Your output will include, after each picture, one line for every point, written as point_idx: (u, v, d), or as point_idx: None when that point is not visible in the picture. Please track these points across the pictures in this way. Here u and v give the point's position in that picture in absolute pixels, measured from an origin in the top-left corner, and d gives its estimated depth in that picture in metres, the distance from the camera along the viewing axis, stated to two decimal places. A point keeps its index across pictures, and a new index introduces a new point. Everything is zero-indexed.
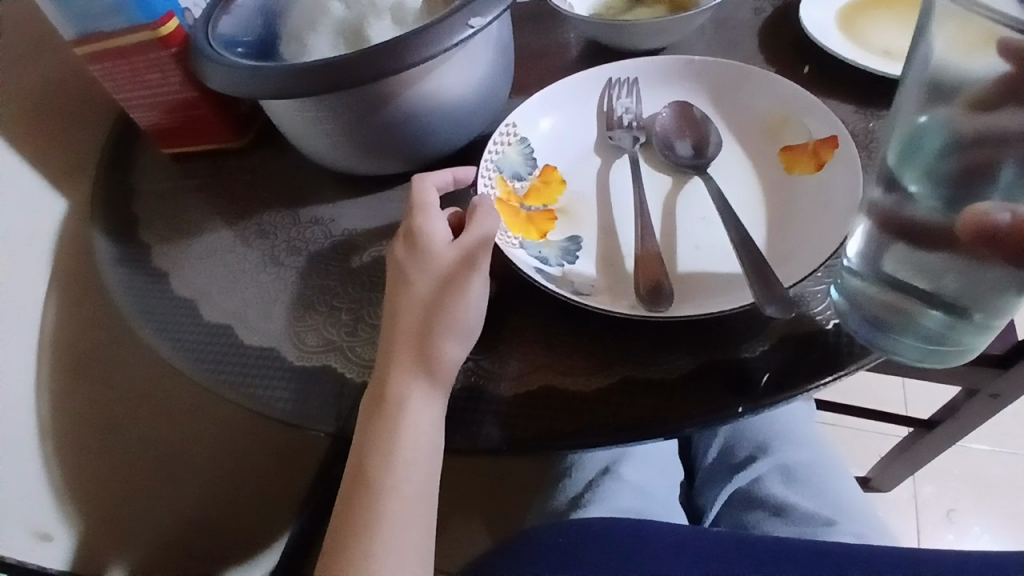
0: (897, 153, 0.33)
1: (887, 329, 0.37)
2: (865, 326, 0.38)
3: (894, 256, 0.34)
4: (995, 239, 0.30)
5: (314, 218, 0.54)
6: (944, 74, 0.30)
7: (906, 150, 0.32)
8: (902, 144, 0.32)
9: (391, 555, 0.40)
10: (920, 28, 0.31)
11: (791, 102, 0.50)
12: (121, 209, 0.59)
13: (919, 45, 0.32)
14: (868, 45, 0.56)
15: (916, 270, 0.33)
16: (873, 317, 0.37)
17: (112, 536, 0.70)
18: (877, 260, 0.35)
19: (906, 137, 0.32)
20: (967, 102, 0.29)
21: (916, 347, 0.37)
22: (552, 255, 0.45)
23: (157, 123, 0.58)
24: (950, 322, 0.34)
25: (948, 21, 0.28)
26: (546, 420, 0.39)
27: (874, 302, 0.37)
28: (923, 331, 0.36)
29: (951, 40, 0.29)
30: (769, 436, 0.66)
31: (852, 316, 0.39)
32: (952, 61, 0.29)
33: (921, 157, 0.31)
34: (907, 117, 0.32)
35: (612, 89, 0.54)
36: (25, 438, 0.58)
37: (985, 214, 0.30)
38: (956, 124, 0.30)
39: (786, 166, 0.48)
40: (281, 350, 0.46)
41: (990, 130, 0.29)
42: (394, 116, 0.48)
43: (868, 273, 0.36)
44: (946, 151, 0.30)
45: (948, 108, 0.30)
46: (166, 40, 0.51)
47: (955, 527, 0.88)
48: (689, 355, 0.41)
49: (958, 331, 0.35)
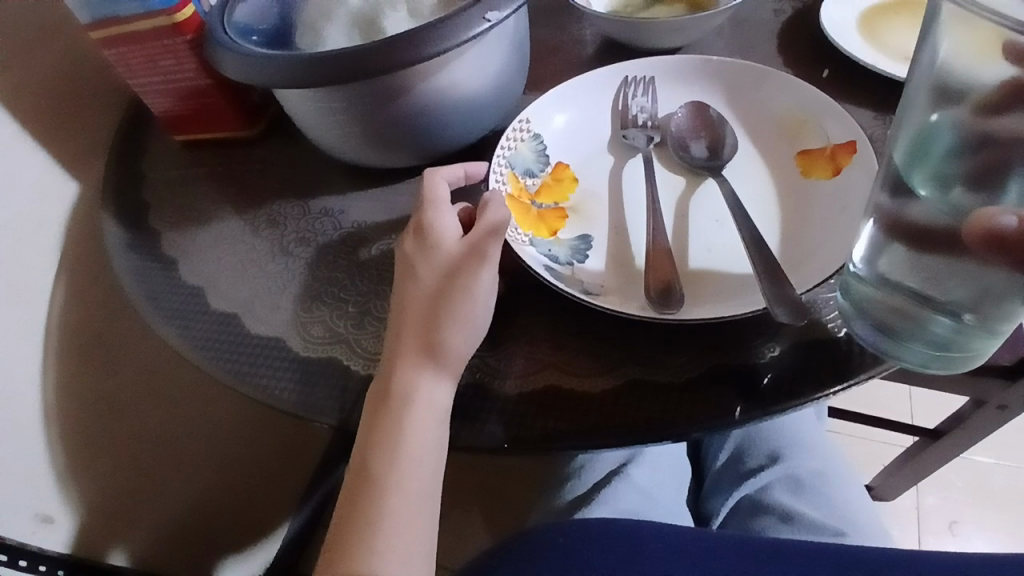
0: (905, 153, 0.32)
1: (893, 333, 0.36)
2: (871, 331, 0.38)
3: (900, 260, 0.33)
4: (1004, 243, 0.29)
5: (325, 209, 0.54)
6: (952, 75, 0.29)
7: (915, 152, 0.31)
8: (911, 144, 0.32)
9: (392, 550, 0.40)
10: (927, 24, 0.30)
11: (809, 105, 0.49)
12: (132, 195, 0.59)
13: (925, 42, 0.31)
14: (888, 49, 0.55)
15: (923, 274, 0.33)
16: (880, 321, 0.37)
17: (113, 520, 0.70)
18: (883, 265, 0.35)
19: (915, 138, 0.31)
20: (978, 103, 0.28)
21: (922, 352, 0.36)
22: (562, 253, 0.45)
23: (169, 110, 0.58)
24: (957, 328, 0.34)
25: (957, 21, 0.27)
26: (551, 419, 0.39)
27: (880, 307, 0.36)
28: (930, 337, 0.35)
29: (961, 40, 0.28)
30: (780, 444, 0.65)
31: (858, 321, 0.38)
32: (962, 61, 0.28)
33: (930, 159, 0.31)
34: (918, 116, 0.31)
35: (628, 87, 0.53)
36: (30, 419, 0.58)
37: (993, 219, 0.29)
38: (966, 125, 0.29)
39: (802, 170, 0.48)
40: (288, 340, 0.46)
41: (1001, 132, 0.28)
42: (407, 108, 0.48)
43: (874, 277, 0.36)
44: (955, 152, 0.30)
45: (958, 109, 0.29)
46: (181, 26, 0.50)
47: (957, 539, 0.87)
48: (698, 359, 0.40)
49: (966, 337, 0.34)
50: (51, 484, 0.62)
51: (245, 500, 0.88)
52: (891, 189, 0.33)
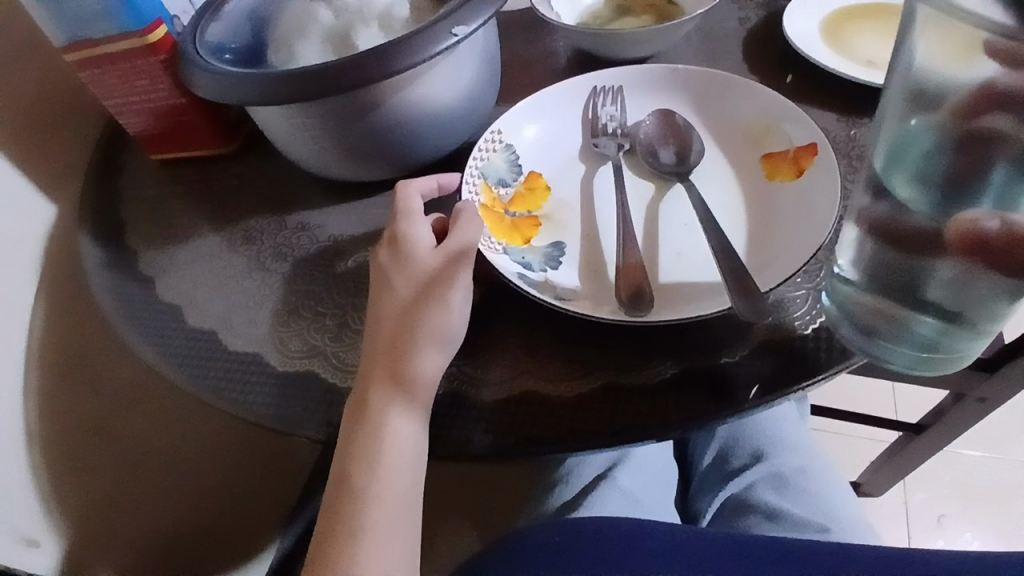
0: (885, 156, 0.33)
1: (880, 336, 0.37)
2: (857, 333, 0.38)
3: (885, 264, 0.34)
4: (985, 246, 0.30)
5: (301, 224, 0.55)
6: (927, 78, 0.30)
7: (894, 154, 0.33)
8: (891, 148, 0.33)
9: (374, 561, 0.40)
10: (900, 32, 0.32)
11: (772, 109, 0.51)
12: (110, 214, 0.59)
13: (899, 49, 0.32)
14: (851, 55, 0.57)
15: (909, 277, 0.33)
16: (866, 325, 0.38)
17: (98, 543, 0.69)
18: (869, 268, 0.36)
19: (895, 141, 0.33)
20: (954, 108, 0.30)
21: (910, 354, 0.37)
22: (535, 260, 0.46)
23: (145, 129, 0.58)
24: (944, 329, 0.34)
25: (930, 27, 0.28)
26: (530, 425, 0.40)
27: (866, 310, 0.37)
28: (916, 339, 0.36)
29: (933, 45, 0.29)
30: (762, 443, 0.66)
31: (844, 324, 0.39)
32: (937, 64, 0.29)
33: (908, 160, 0.32)
34: (895, 122, 0.33)
35: (597, 97, 0.54)
36: (11, 443, 0.58)
37: (974, 222, 0.30)
38: (943, 127, 0.30)
39: (767, 173, 0.49)
40: (266, 355, 0.46)
41: (978, 131, 0.29)
42: (380, 122, 0.48)
43: (861, 281, 0.36)
44: (934, 153, 0.31)
45: (934, 112, 0.31)
46: (155, 46, 0.51)
47: (944, 533, 0.88)
48: (672, 360, 0.41)
49: (953, 337, 0.35)
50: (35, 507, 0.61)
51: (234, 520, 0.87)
52: (875, 192, 0.34)
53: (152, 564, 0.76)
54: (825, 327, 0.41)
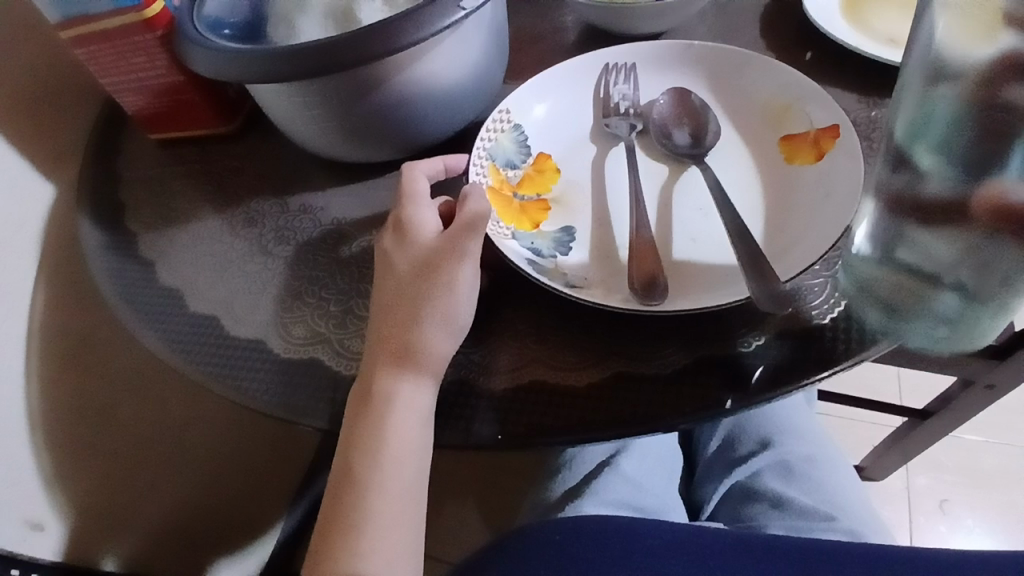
0: (906, 129, 0.33)
1: (900, 308, 0.38)
2: (875, 307, 0.39)
3: (908, 239, 0.35)
4: (1013, 214, 0.31)
5: (303, 206, 0.53)
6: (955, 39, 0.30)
7: (916, 125, 0.32)
8: (912, 119, 0.32)
9: (378, 552, 0.40)
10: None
11: (793, 90, 0.49)
12: (109, 195, 0.58)
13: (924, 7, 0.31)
14: (871, 32, 0.54)
15: (935, 252, 0.34)
16: (887, 299, 0.38)
17: (107, 524, 0.70)
18: (891, 245, 0.36)
19: (915, 113, 0.32)
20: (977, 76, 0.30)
21: (926, 326, 0.38)
22: (544, 246, 0.44)
23: (144, 108, 0.57)
24: (963, 299, 0.36)
25: None
26: (538, 415, 0.39)
27: (886, 286, 0.38)
28: (936, 309, 0.37)
29: None
30: (770, 430, 0.65)
31: (861, 300, 0.40)
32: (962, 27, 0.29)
33: (932, 131, 0.32)
34: (913, 92, 0.32)
35: (610, 74, 0.52)
36: (15, 428, 0.57)
37: (1003, 191, 0.31)
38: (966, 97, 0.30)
39: (786, 156, 0.47)
40: (267, 342, 0.45)
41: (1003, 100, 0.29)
42: (383, 101, 0.46)
43: (881, 258, 0.37)
44: (957, 126, 0.31)
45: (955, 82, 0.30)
46: (151, 21, 0.49)
47: (947, 518, 0.88)
48: (685, 349, 0.40)
49: (970, 304, 0.36)
50: (41, 491, 0.61)
51: (240, 499, 0.87)
52: None
53: (161, 545, 0.77)
54: (844, 315, 0.40)
